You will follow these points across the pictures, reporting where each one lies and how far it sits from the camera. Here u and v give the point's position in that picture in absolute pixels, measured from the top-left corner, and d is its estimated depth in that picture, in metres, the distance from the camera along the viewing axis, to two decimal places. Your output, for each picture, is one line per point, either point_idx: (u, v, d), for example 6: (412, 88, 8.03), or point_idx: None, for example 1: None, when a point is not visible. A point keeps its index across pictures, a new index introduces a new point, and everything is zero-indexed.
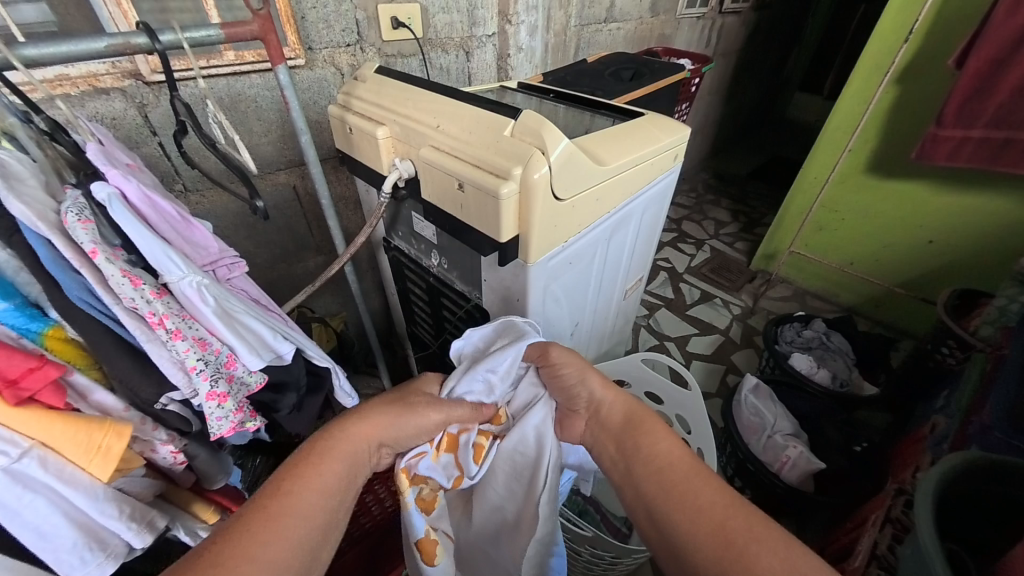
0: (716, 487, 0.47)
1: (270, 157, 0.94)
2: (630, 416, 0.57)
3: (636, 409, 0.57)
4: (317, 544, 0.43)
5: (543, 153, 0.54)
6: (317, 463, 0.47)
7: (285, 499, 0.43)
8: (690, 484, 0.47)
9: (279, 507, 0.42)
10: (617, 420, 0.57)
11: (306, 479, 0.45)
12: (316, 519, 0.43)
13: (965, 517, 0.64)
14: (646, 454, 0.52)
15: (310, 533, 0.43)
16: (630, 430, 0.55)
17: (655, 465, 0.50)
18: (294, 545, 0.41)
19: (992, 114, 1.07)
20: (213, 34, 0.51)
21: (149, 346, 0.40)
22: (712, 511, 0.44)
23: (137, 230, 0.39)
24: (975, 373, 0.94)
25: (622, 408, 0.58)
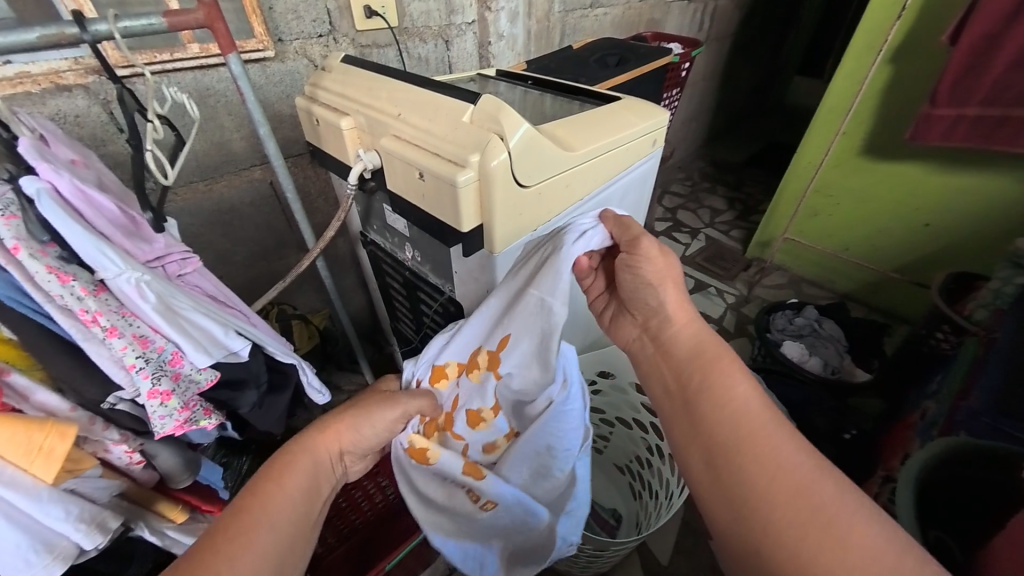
0: (803, 456, 0.38)
1: (243, 153, 0.93)
2: (700, 353, 0.46)
3: (705, 343, 0.47)
4: (289, 553, 0.43)
5: (501, 139, 0.52)
6: (277, 475, 0.47)
7: (253, 509, 0.43)
8: (773, 447, 0.38)
9: (248, 518, 0.42)
10: (684, 349, 0.48)
11: (269, 490, 0.45)
12: (285, 528, 0.43)
13: (952, 506, 0.62)
14: (719, 388, 0.43)
15: (280, 544, 0.42)
16: (699, 362, 0.46)
17: (734, 421, 0.40)
18: (263, 554, 0.41)
19: (987, 90, 1.04)
20: (155, 24, 0.49)
21: (87, 344, 0.40)
22: (800, 479, 0.36)
23: (66, 225, 0.38)
24: (967, 357, 0.92)
25: (693, 340, 0.48)
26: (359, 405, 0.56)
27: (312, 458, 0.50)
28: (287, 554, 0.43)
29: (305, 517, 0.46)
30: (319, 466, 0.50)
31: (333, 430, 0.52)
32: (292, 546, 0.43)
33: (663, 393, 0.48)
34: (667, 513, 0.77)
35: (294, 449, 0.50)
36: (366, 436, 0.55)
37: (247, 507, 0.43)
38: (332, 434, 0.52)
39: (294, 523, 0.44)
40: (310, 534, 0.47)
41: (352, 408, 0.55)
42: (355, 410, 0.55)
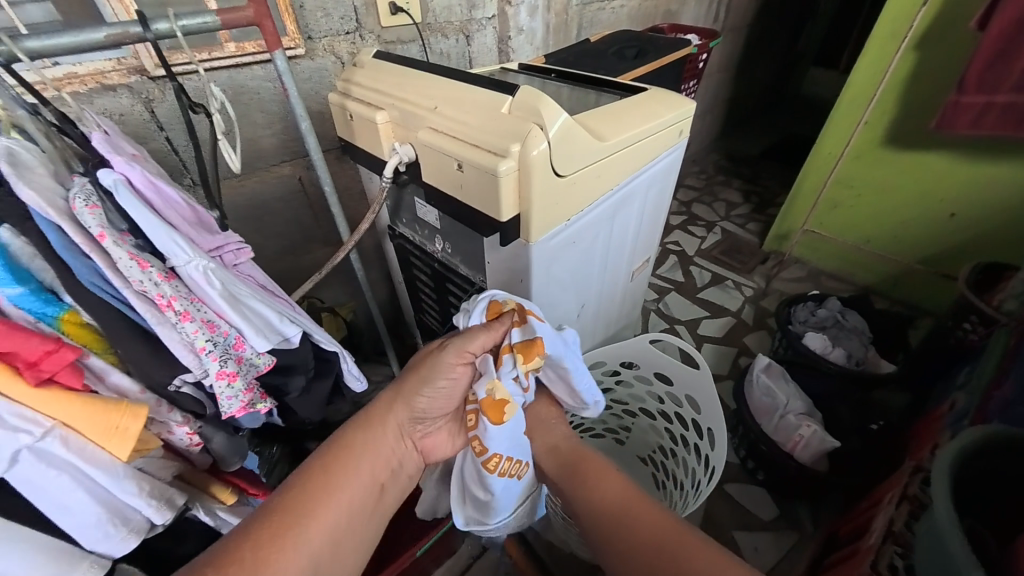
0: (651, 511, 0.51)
1: (274, 149, 0.95)
2: (570, 459, 0.61)
3: (574, 453, 0.62)
4: (330, 546, 0.48)
5: (540, 129, 0.54)
6: (328, 466, 0.52)
7: (301, 500, 0.48)
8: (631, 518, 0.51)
9: (296, 508, 0.47)
10: (558, 463, 0.62)
11: (320, 483, 0.50)
12: (327, 522, 0.48)
13: (984, 495, 0.62)
14: (586, 499, 0.55)
15: (322, 539, 0.47)
16: (570, 474, 0.59)
17: (595, 513, 0.54)
18: (307, 551, 0.45)
19: (1017, 77, 1.02)
20: (209, 22, 0.51)
21: (161, 328, 0.43)
22: (649, 535, 0.49)
23: (142, 216, 0.42)
24: (997, 349, 0.90)
25: (561, 453, 0.62)
26: (416, 378, 0.60)
27: (365, 448, 0.55)
28: (330, 550, 0.47)
29: (352, 513, 0.51)
30: (375, 454, 0.55)
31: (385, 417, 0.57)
32: (335, 542, 0.48)
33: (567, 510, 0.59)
34: (694, 501, 0.77)
35: (350, 437, 0.55)
36: (420, 409, 0.60)
37: (297, 500, 0.48)
38: (382, 424, 0.57)
39: (338, 518, 0.49)
40: (359, 523, 0.51)
41: (403, 391, 0.59)
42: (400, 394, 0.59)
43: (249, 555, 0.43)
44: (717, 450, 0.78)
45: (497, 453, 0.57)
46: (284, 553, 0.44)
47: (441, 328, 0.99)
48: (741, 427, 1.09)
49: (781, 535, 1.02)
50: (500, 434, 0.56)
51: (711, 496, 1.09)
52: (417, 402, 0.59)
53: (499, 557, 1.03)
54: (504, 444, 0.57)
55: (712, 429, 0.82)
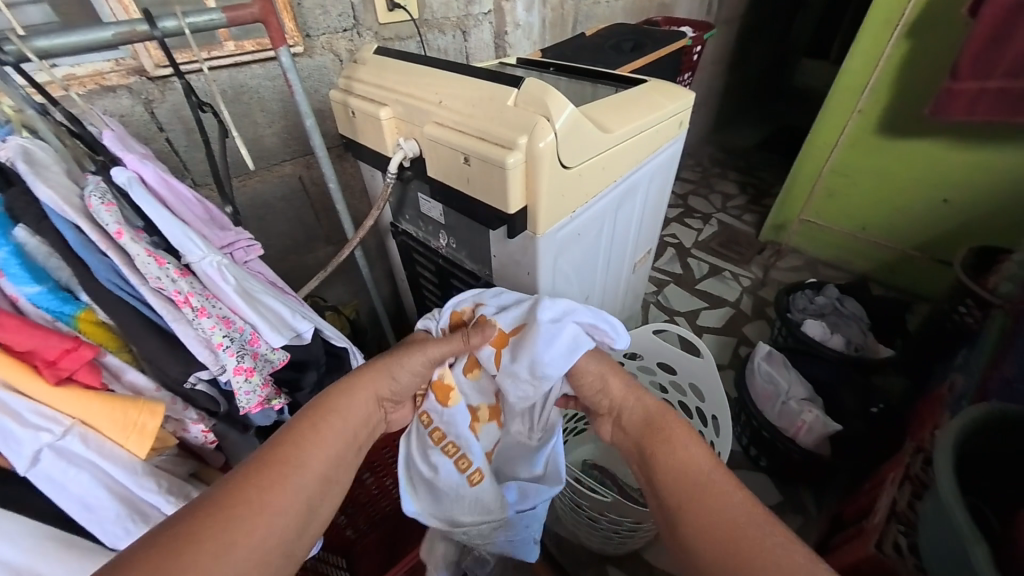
0: (739, 502, 0.43)
1: (275, 148, 0.94)
2: (648, 418, 0.54)
3: (655, 413, 0.53)
4: (320, 494, 0.46)
5: (547, 120, 0.55)
6: (315, 417, 0.49)
7: (290, 449, 0.46)
8: (712, 500, 0.44)
9: (285, 456, 0.45)
10: (636, 420, 0.55)
11: (308, 433, 0.48)
12: (317, 471, 0.46)
13: (985, 472, 0.63)
14: (661, 463, 0.49)
15: (310, 486, 0.45)
16: (649, 435, 0.52)
17: (667, 481, 0.48)
18: (296, 495, 0.44)
19: (1010, 62, 1.03)
20: (216, 19, 0.52)
21: (178, 325, 0.45)
22: (727, 522, 0.42)
23: (157, 214, 0.44)
24: (995, 330, 0.92)
25: (640, 411, 0.55)
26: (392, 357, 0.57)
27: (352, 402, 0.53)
28: (319, 498, 0.46)
29: (338, 462, 0.49)
30: (361, 408, 0.53)
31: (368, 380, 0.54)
32: (325, 489, 0.47)
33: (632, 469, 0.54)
34: None
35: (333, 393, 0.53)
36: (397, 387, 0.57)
37: (285, 449, 0.46)
38: (366, 386, 0.54)
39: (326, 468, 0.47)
40: (346, 474, 0.50)
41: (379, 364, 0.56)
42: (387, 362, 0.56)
43: (241, 503, 0.41)
44: (723, 437, 0.79)
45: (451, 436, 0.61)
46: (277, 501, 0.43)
47: None
48: (744, 415, 1.10)
49: (786, 519, 1.03)
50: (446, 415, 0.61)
51: None
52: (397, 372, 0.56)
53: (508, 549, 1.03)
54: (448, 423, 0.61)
55: (718, 416, 0.84)
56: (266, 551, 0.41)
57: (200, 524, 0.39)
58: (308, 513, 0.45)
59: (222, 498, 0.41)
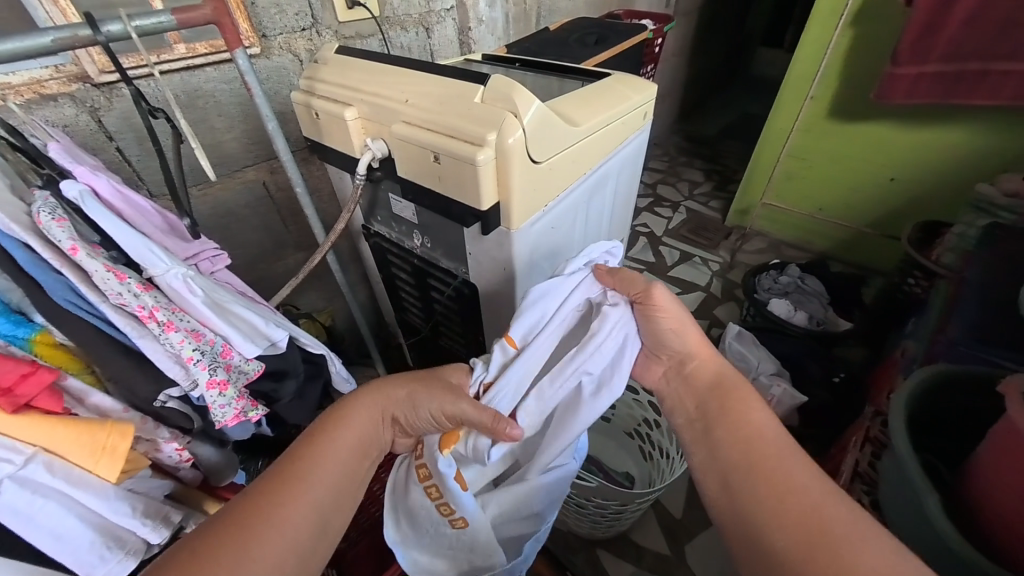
0: (808, 472, 0.44)
1: (236, 153, 0.91)
2: (720, 382, 0.54)
3: (729, 377, 0.54)
4: (330, 507, 0.46)
5: (515, 116, 0.55)
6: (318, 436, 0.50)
7: (297, 467, 0.46)
8: (782, 465, 0.45)
9: (292, 473, 0.46)
10: (705, 380, 0.55)
11: (317, 447, 0.49)
12: (327, 484, 0.47)
13: (938, 431, 0.68)
14: (733, 423, 0.49)
15: (324, 500, 0.46)
16: (718, 395, 0.53)
17: (735, 439, 0.48)
18: (308, 508, 0.45)
19: (944, 47, 1.11)
20: (165, 22, 0.50)
21: (143, 341, 0.44)
22: (796, 487, 0.43)
23: (113, 228, 0.43)
24: (940, 298, 0.99)
25: (714, 372, 0.55)
26: (416, 380, 0.56)
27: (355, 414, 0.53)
28: (329, 509, 0.46)
29: (348, 474, 0.49)
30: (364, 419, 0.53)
31: (378, 394, 0.54)
32: (335, 500, 0.47)
33: (685, 421, 0.54)
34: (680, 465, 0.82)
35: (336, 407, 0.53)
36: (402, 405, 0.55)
37: (291, 466, 0.46)
38: (373, 397, 0.54)
39: (335, 479, 0.48)
40: (360, 487, 0.50)
41: (387, 384, 0.55)
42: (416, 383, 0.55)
43: (250, 521, 0.42)
44: None
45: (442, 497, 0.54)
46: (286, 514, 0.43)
47: (425, 324, 0.99)
48: None
49: None
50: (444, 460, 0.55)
51: None
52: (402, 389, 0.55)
53: None
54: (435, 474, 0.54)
55: None
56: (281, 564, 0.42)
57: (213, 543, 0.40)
58: (323, 526, 0.45)
59: (237, 511, 0.43)
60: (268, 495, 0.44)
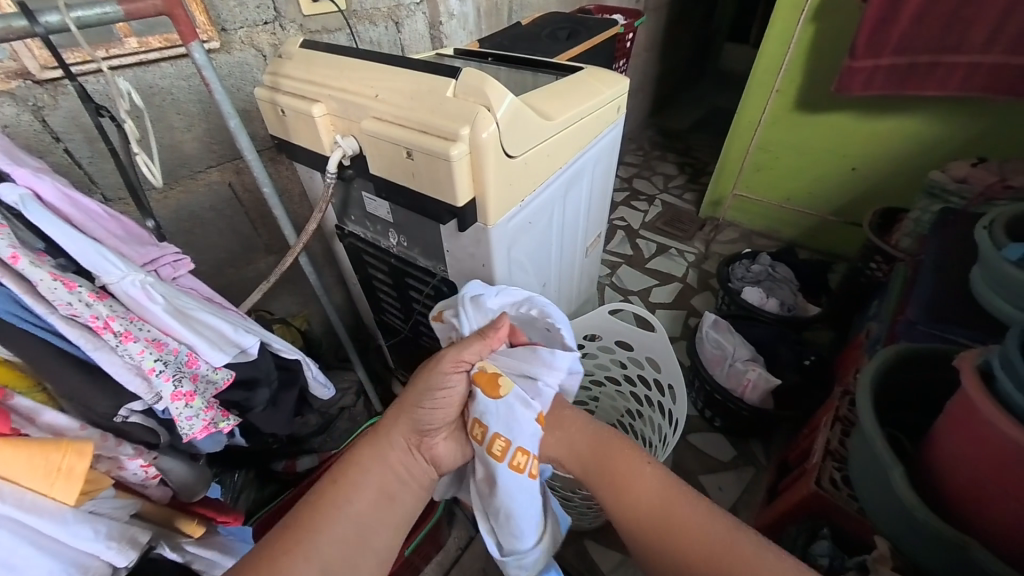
0: (696, 514, 0.50)
1: (198, 154, 0.87)
2: (598, 446, 0.58)
3: (601, 437, 0.58)
4: (337, 558, 0.50)
5: (488, 110, 0.55)
6: (336, 487, 0.54)
7: (306, 522, 0.51)
8: (675, 515, 0.50)
9: (301, 525, 0.51)
10: (587, 448, 0.59)
11: (328, 498, 0.53)
12: (335, 535, 0.51)
13: (900, 407, 0.72)
14: (622, 491, 0.54)
15: (330, 551, 0.50)
16: (601, 464, 0.57)
17: (623, 502, 0.53)
18: (313, 561, 0.49)
19: (896, 41, 1.16)
20: (110, 12, 0.46)
21: (98, 353, 0.42)
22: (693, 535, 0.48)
23: (61, 235, 0.40)
24: (899, 281, 1.04)
25: (590, 438, 0.59)
26: (416, 391, 0.58)
27: (376, 460, 0.57)
28: (339, 561, 0.51)
29: (361, 524, 0.53)
30: (385, 463, 0.57)
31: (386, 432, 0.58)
32: (344, 551, 0.51)
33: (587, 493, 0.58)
34: (662, 454, 0.83)
35: (360, 449, 0.57)
36: (424, 422, 0.58)
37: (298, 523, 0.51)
38: (389, 440, 0.58)
39: (346, 529, 0.52)
40: (374, 535, 0.54)
41: (404, 401, 0.59)
42: (416, 393, 0.58)
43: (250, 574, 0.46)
44: (678, 404, 0.84)
45: (518, 447, 0.54)
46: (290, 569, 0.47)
47: (405, 325, 0.97)
48: (698, 380, 1.18)
49: (740, 472, 1.12)
50: (494, 410, 0.54)
51: (678, 448, 1.17)
52: (420, 414, 0.57)
53: None
54: (503, 425, 0.54)
55: (673, 385, 0.87)
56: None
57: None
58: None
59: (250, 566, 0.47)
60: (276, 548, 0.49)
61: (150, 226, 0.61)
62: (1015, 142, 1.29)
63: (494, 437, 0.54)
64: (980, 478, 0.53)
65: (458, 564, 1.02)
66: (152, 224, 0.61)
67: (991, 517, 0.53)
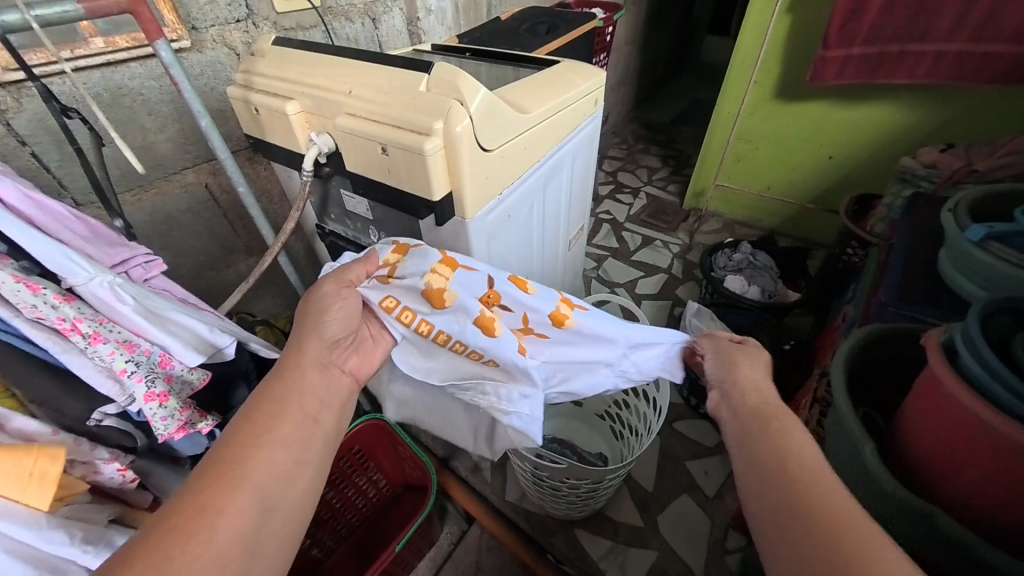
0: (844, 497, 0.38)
1: (171, 155, 0.86)
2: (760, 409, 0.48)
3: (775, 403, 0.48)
4: (273, 484, 0.44)
5: (461, 105, 0.55)
6: (252, 419, 0.46)
7: (231, 452, 0.43)
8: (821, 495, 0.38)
9: (227, 459, 0.43)
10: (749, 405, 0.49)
11: (251, 428, 0.45)
12: (265, 464, 0.44)
13: (874, 386, 0.74)
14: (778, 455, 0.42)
15: (264, 478, 0.43)
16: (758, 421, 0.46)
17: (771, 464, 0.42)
18: (250, 491, 0.42)
19: (867, 30, 1.19)
20: (70, 10, 0.45)
21: (67, 356, 0.42)
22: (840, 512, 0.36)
23: (25, 237, 0.40)
24: (873, 265, 1.06)
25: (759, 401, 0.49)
26: (309, 318, 0.54)
27: (289, 388, 0.49)
28: (278, 483, 0.44)
29: (291, 450, 0.46)
30: (303, 387, 0.50)
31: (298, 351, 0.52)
32: (278, 476, 0.44)
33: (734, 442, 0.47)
34: (647, 441, 0.85)
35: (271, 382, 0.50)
36: (332, 338, 0.54)
37: (225, 452, 0.43)
38: (301, 362, 0.51)
39: (277, 456, 0.45)
40: (305, 460, 0.47)
41: (305, 320, 0.54)
42: (311, 313, 0.54)
43: (177, 523, 0.38)
44: (662, 391, 0.86)
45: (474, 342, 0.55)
46: (220, 504, 0.40)
47: None
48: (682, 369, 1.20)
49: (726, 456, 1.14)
50: (445, 314, 0.55)
51: (664, 435, 1.19)
52: (326, 333, 0.53)
53: (479, 535, 1.06)
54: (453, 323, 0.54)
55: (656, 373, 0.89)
56: (226, 556, 0.39)
57: (146, 549, 0.37)
58: (268, 504, 0.43)
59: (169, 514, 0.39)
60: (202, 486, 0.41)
61: (118, 225, 0.62)
62: (982, 128, 1.33)
63: (420, 325, 0.55)
64: (944, 449, 0.55)
65: (451, 558, 1.03)
66: (120, 223, 0.62)
67: (950, 483, 0.55)
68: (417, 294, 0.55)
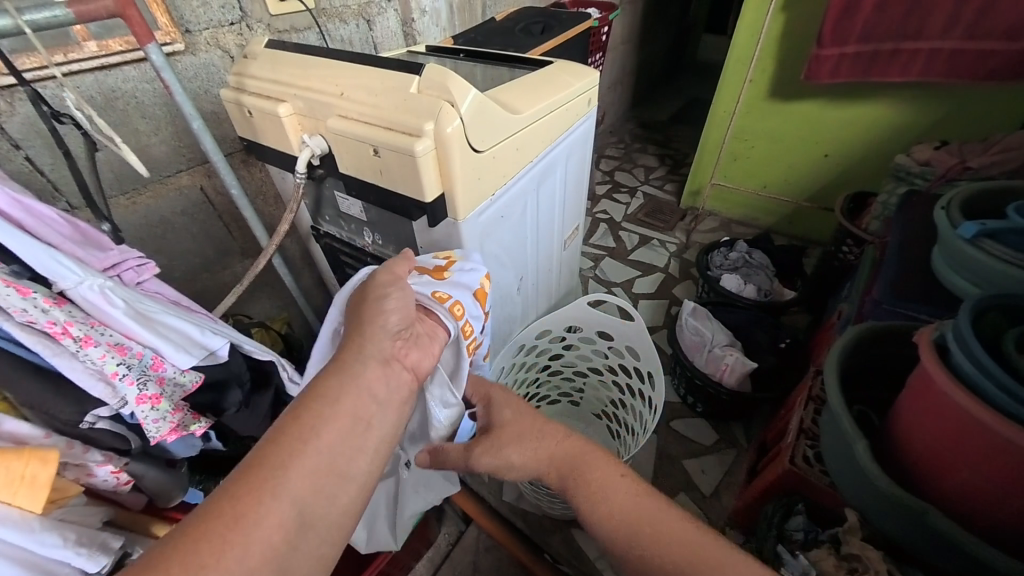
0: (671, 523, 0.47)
1: (165, 157, 0.86)
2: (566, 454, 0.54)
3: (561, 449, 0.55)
4: (311, 496, 0.38)
5: (452, 105, 0.55)
6: (297, 418, 0.40)
7: (269, 456, 0.38)
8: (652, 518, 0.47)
9: (266, 463, 0.37)
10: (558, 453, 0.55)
11: (294, 429, 0.39)
12: (304, 474, 0.38)
13: (868, 383, 0.75)
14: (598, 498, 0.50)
15: (301, 489, 0.37)
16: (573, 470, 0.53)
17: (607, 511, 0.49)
18: (284, 504, 0.36)
19: (861, 29, 1.19)
20: (60, 15, 0.46)
21: (58, 359, 0.42)
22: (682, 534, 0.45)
23: (15, 241, 0.41)
24: (868, 262, 1.06)
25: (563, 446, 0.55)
26: (367, 305, 0.49)
27: (343, 383, 0.43)
28: (319, 496, 0.38)
29: (336, 456, 0.40)
30: (357, 381, 0.43)
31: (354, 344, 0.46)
32: (319, 488, 0.38)
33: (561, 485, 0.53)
34: (643, 441, 0.85)
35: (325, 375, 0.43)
36: (391, 326, 0.49)
37: (262, 456, 0.37)
38: (358, 356, 0.45)
39: (318, 465, 0.39)
40: (351, 469, 0.41)
41: (363, 307, 0.49)
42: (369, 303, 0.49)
43: (206, 530, 0.34)
44: (657, 391, 0.86)
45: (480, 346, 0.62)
46: (256, 514, 0.35)
47: None
48: (679, 368, 1.20)
49: (722, 455, 1.14)
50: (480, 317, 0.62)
51: (661, 434, 1.19)
52: (382, 321, 0.48)
53: (477, 536, 1.06)
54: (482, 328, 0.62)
55: (652, 372, 0.89)
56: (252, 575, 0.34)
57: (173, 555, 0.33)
58: (304, 517, 0.37)
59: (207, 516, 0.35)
60: (238, 491, 0.36)
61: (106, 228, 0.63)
62: (975, 124, 1.33)
63: (465, 325, 0.58)
64: (937, 447, 0.55)
65: (449, 559, 1.03)
66: (108, 227, 0.63)
67: (944, 481, 0.55)
68: (470, 297, 0.60)
